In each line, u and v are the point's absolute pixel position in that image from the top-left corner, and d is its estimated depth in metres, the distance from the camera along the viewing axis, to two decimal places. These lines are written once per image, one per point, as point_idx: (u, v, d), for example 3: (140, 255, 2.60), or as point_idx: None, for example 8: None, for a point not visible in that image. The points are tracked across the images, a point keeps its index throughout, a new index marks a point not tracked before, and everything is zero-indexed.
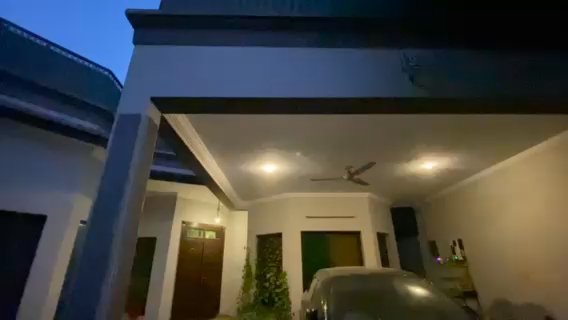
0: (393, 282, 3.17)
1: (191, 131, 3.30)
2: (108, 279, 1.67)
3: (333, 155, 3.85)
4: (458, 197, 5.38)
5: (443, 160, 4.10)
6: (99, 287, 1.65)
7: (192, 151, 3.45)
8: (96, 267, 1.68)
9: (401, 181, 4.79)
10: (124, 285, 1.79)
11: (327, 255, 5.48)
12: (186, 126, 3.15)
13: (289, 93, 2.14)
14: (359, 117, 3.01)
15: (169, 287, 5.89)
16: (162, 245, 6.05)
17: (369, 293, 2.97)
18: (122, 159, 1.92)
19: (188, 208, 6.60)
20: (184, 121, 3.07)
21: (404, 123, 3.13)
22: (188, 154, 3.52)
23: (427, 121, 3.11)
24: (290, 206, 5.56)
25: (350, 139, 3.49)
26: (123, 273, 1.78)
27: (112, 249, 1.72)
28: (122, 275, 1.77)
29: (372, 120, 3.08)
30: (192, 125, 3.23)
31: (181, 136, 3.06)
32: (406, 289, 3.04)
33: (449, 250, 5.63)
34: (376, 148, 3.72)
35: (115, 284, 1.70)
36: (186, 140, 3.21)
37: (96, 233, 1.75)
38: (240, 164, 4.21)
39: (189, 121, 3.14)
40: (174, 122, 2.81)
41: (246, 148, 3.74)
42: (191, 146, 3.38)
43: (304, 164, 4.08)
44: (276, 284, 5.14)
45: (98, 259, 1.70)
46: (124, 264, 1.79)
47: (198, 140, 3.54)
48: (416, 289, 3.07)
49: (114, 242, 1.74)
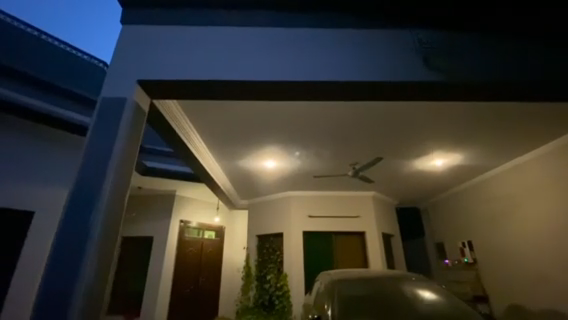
0: (401, 285, 2.96)
1: (187, 123, 3.09)
2: (83, 278, 1.46)
3: (337, 150, 3.64)
4: (466, 196, 5.14)
5: (453, 156, 3.87)
6: (73, 286, 1.44)
7: (187, 143, 3.22)
8: (69, 266, 1.48)
9: (407, 179, 4.58)
10: (103, 289, 1.58)
11: (330, 256, 5.22)
12: (182, 118, 2.95)
13: (290, 76, 1.93)
14: (366, 105, 2.75)
15: (166, 289, 5.69)
16: (159, 245, 5.87)
17: (375, 296, 2.76)
18: (103, 146, 1.72)
19: (187, 206, 6.42)
20: (180, 112, 2.87)
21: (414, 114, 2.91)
22: (184, 148, 3.31)
23: (438, 112, 2.89)
24: (291, 205, 5.35)
25: (356, 132, 3.28)
26: (102, 272, 1.56)
27: (88, 245, 1.51)
28: (100, 279, 1.55)
29: (379, 111, 2.86)
30: (188, 116, 3.02)
31: (176, 128, 2.86)
32: (415, 292, 2.84)
33: (457, 252, 5.36)
34: (383, 143, 3.51)
35: (93, 283, 1.50)
36: (180, 131, 2.97)
37: (70, 228, 1.55)
38: (239, 160, 4.00)
39: (185, 112, 2.93)
40: (168, 113, 2.60)
41: (245, 142, 3.54)
42: (186, 138, 3.15)
43: (306, 159, 3.88)
44: (277, 286, 4.90)
45: (71, 257, 1.49)
46: (103, 266, 1.57)
47: (195, 133, 3.33)
48: (425, 293, 2.85)
49: (90, 238, 1.53)
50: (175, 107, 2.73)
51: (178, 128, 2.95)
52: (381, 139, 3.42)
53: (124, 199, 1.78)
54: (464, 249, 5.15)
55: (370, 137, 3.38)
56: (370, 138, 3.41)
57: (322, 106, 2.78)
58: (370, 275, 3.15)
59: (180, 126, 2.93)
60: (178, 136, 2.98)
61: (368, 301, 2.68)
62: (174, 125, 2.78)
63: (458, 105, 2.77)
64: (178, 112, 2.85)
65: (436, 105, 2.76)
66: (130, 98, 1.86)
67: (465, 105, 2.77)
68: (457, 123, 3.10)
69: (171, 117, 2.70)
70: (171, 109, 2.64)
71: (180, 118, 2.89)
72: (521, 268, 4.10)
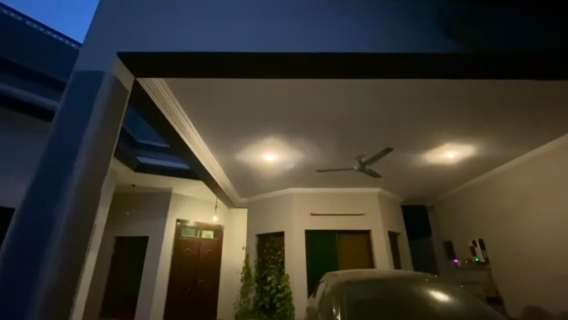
0: (412, 285, 2.71)
1: (180, 112, 2.88)
2: (45, 276, 1.21)
3: (342, 140, 3.38)
4: (476, 192, 4.87)
5: (466, 148, 3.61)
6: (31, 286, 1.20)
7: (178, 131, 2.95)
8: (28, 262, 1.23)
9: (415, 174, 4.34)
10: (73, 289, 1.34)
11: (333, 256, 4.95)
12: (174, 106, 2.74)
13: (292, 48, 1.67)
14: (376, 86, 2.48)
15: (162, 291, 5.42)
16: (154, 246, 5.60)
17: (386, 299, 2.49)
18: (75, 124, 1.48)
19: (183, 205, 6.16)
20: (171, 99, 2.66)
21: (428, 98, 2.66)
22: (176, 138, 3.05)
23: (454, 96, 2.63)
24: (293, 202, 5.10)
25: (363, 120, 3.02)
26: (70, 270, 1.32)
27: (53, 237, 1.27)
28: (68, 278, 1.31)
29: (390, 94, 2.59)
30: (181, 105, 2.81)
31: (164, 113, 2.64)
32: (430, 294, 2.59)
33: (468, 251, 5.09)
34: (392, 132, 3.25)
35: (58, 283, 1.25)
36: (169, 115, 2.71)
37: (32, 218, 1.30)
38: (237, 153, 3.75)
39: (178, 100, 2.72)
40: (155, 96, 2.40)
41: (243, 133, 3.28)
42: (176, 124, 2.88)
43: (309, 152, 3.62)
44: (278, 288, 4.63)
45: (32, 250, 1.25)
46: (71, 264, 1.32)
47: (189, 123, 3.10)
48: (438, 294, 2.60)
49: (56, 228, 1.28)
50: (166, 91, 2.53)
51: (168, 112, 2.69)
52: (390, 127, 3.16)
53: (100, 191, 1.52)
54: (474, 248, 4.87)
55: (379, 125, 3.12)
56: (379, 127, 3.15)
57: (326, 87, 2.51)
58: (380, 276, 2.89)
59: (170, 113, 2.72)
60: (168, 123, 2.75)
61: (379, 305, 2.41)
62: (162, 110, 2.57)
63: (478, 84, 2.48)
64: (170, 99, 2.64)
65: (453, 85, 2.48)
66: (107, 73, 1.61)
67: (485, 85, 2.50)
68: (474, 109, 2.85)
69: (160, 100, 2.50)
70: (159, 92, 2.44)
71: (171, 104, 2.68)
72: (538, 268, 3.84)
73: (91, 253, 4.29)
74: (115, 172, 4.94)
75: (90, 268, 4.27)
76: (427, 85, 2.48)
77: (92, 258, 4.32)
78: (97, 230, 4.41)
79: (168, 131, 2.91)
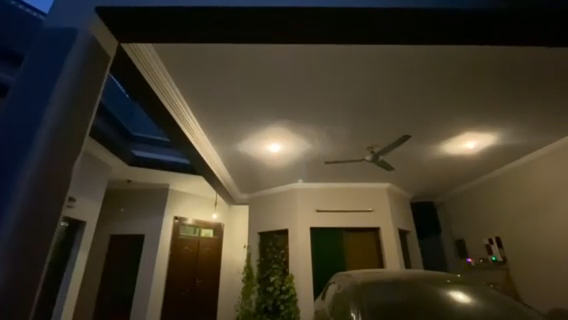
0: (431, 286, 2.42)
1: (176, 95, 2.64)
2: None
3: (353, 127, 3.10)
4: (492, 187, 4.59)
5: (487, 136, 3.32)
6: None
7: (172, 114, 2.70)
8: None
9: (429, 166, 4.05)
10: (30, 291, 1.05)
11: (341, 255, 4.66)
12: (169, 87, 2.51)
13: (303, 3, 1.37)
14: (395, 59, 2.20)
15: (158, 292, 5.12)
16: (150, 244, 5.31)
17: (406, 302, 2.20)
18: (39, 88, 1.20)
19: (181, 202, 5.86)
20: (166, 79, 2.44)
21: (451, 75, 2.39)
22: (170, 122, 2.79)
23: (484, 70, 2.34)
24: (297, 198, 4.82)
25: (378, 102, 2.72)
26: (26, 266, 1.03)
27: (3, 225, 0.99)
28: (24, 277, 1.02)
29: (411, 69, 2.31)
30: (177, 87, 2.58)
31: (156, 91, 2.39)
32: (459, 298, 2.26)
33: (483, 250, 4.80)
34: (409, 117, 2.96)
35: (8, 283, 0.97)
36: (161, 93, 2.45)
37: None
38: (239, 143, 3.46)
39: (174, 80, 2.49)
40: (146, 72, 2.20)
41: (245, 120, 3.00)
42: (171, 106, 2.63)
43: (317, 140, 3.32)
44: (281, 290, 4.37)
45: None
46: (28, 258, 1.04)
47: (186, 109, 2.86)
48: (459, 295, 2.31)
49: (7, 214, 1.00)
50: (159, 69, 2.32)
51: (160, 90, 2.44)
52: (407, 111, 2.88)
53: (68, 176, 1.24)
54: (491, 247, 4.58)
55: (395, 109, 2.83)
56: (395, 110, 2.86)
57: (340, 61, 2.22)
58: (400, 278, 2.56)
59: (164, 94, 2.50)
60: (160, 103, 2.50)
61: (403, 314, 2.09)
62: (154, 89, 2.35)
63: (510, 57, 2.20)
64: (164, 79, 2.42)
65: (482, 58, 2.21)
66: (83, 30, 1.33)
67: (519, 58, 2.22)
68: (501, 88, 2.57)
69: (152, 77, 2.28)
70: (151, 68, 2.23)
71: (165, 85, 2.46)
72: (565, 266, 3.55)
73: (81, 252, 4.01)
74: (109, 166, 4.66)
75: (80, 268, 3.99)
76: (453, 57, 2.20)
77: (84, 257, 4.06)
78: (88, 227, 4.13)
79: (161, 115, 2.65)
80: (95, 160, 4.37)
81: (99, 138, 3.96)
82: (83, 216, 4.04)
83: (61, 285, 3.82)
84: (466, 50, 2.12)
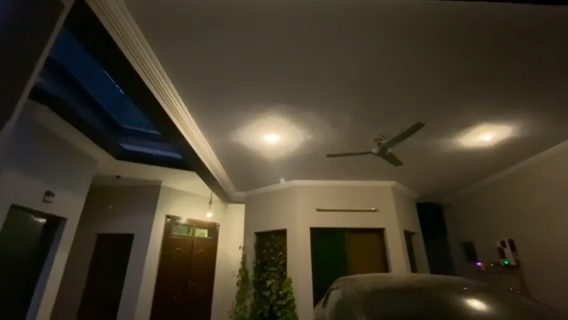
0: (445, 292, 2.12)
1: (162, 77, 2.39)
2: None
3: (358, 113, 2.81)
4: (503, 186, 4.29)
5: (505, 127, 3.03)
6: None
7: (156, 95, 2.43)
8: None
9: (438, 161, 3.76)
10: None
11: (342, 258, 4.34)
12: (152, 66, 2.26)
13: None
14: (407, 26, 1.93)
15: (147, 295, 4.80)
16: (139, 244, 5.00)
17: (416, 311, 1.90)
18: None
19: (173, 200, 5.54)
20: (148, 56, 2.17)
21: (469, 49, 2.12)
22: (153, 104, 2.52)
23: (507, 43, 2.06)
24: (296, 196, 4.53)
25: (387, 82, 2.43)
26: None
27: None
28: None
29: (425, 39, 2.03)
30: (162, 66, 2.31)
31: (136, 66, 2.13)
32: (479, 306, 1.94)
33: (494, 253, 4.49)
34: (420, 101, 2.67)
35: None
36: (141, 69, 2.19)
37: None
38: (232, 133, 3.17)
39: (158, 57, 2.22)
40: (123, 42, 1.95)
41: (238, 105, 2.71)
42: (153, 86, 2.36)
43: (319, 130, 3.03)
44: (278, 294, 4.05)
45: None
46: None
47: (173, 93, 2.60)
48: (475, 302, 1.99)
49: None
50: (141, 43, 2.06)
51: (140, 66, 2.17)
52: (419, 95, 2.59)
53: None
54: (503, 250, 4.22)
55: (405, 91, 2.54)
56: (405, 93, 2.57)
57: (344, 28, 1.94)
58: (409, 285, 2.23)
59: (147, 72, 2.24)
60: (140, 80, 2.25)
61: None
62: (132, 63, 2.09)
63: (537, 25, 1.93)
64: (146, 55, 2.15)
65: (504, 27, 1.94)
66: None
67: (547, 27, 1.94)
68: (525, 66, 2.28)
69: (129, 48, 2.01)
70: (127, 37, 1.96)
71: (147, 62, 2.20)
72: None
73: (61, 250, 3.72)
74: (95, 160, 4.36)
75: (59, 268, 3.70)
76: (474, 25, 1.92)
77: (64, 255, 3.76)
78: (69, 224, 3.84)
79: (143, 94, 2.40)
80: (79, 152, 4.08)
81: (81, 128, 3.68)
82: (63, 211, 3.75)
83: (37, 285, 3.54)
84: (488, 14, 1.84)
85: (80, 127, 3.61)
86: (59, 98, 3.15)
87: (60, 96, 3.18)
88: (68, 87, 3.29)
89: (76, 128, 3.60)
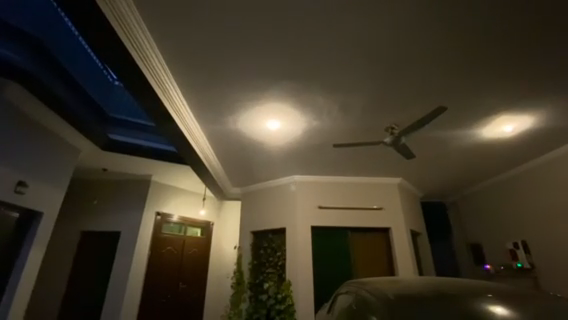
0: (466, 292, 1.76)
1: (160, 65, 2.19)
2: None
3: (370, 99, 2.54)
4: (516, 184, 4.06)
5: (528, 117, 2.79)
6: None
7: (149, 79, 2.16)
8: None
9: (450, 156, 3.52)
10: None
11: (345, 259, 4.04)
12: (148, 48, 2.01)
13: None
14: None
15: (134, 298, 4.44)
16: (126, 243, 4.64)
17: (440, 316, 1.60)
18: None
19: (164, 196, 5.20)
20: (146, 41, 1.96)
21: (500, 23, 1.87)
22: (144, 87, 2.24)
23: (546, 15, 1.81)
24: (296, 193, 4.24)
25: (406, 62, 2.17)
26: None
27: None
28: None
29: (454, 9, 1.76)
30: (161, 54, 2.12)
31: (128, 45, 1.86)
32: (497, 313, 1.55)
33: (504, 255, 4.25)
34: (439, 86, 2.41)
35: None
36: (134, 50, 1.92)
37: None
38: (229, 119, 2.86)
39: (156, 43, 2.01)
40: (117, 21, 1.72)
41: (237, 86, 2.41)
42: (147, 68, 2.10)
43: (325, 117, 2.76)
44: (277, 298, 3.70)
45: None
46: None
47: (172, 85, 2.40)
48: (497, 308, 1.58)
49: None
50: (136, 23, 1.83)
51: (133, 46, 1.91)
52: (438, 78, 2.33)
53: None
54: (515, 251, 3.98)
55: (424, 74, 2.29)
56: (423, 76, 2.31)
57: None
58: (440, 286, 1.84)
59: (143, 58, 2.03)
60: (133, 62, 1.98)
61: None
62: (128, 47, 1.87)
63: None
64: (145, 41, 1.96)
65: None
66: None
67: None
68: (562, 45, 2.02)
69: (120, 23, 1.74)
70: (119, 11, 1.69)
71: (145, 47, 1.99)
72: None
73: (36, 249, 3.40)
74: (78, 150, 4.03)
75: (33, 267, 3.37)
76: None
77: (40, 252, 3.45)
78: (46, 218, 3.52)
79: (133, 76, 2.12)
80: (59, 140, 3.76)
81: (64, 117, 3.39)
82: (38, 205, 3.41)
83: (8, 285, 3.22)
84: None
85: (58, 111, 3.30)
86: (33, 75, 2.84)
87: (34, 72, 2.85)
88: (44, 62, 2.94)
89: (54, 111, 3.29)
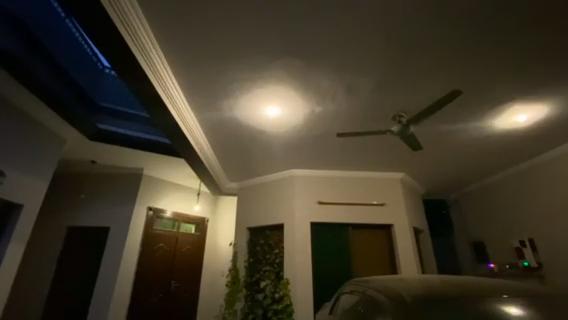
0: (485, 288, 1.60)
1: (154, 51, 2.08)
2: None
3: (377, 83, 2.37)
4: (523, 180, 3.93)
5: (543, 106, 2.63)
6: None
7: (138, 58, 1.99)
8: None
9: (457, 149, 3.36)
10: None
11: (346, 257, 3.86)
12: (136, 23, 1.85)
13: None
14: None
15: (123, 297, 4.22)
16: (116, 238, 4.43)
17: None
18: None
19: (157, 190, 4.98)
20: (134, 15, 1.80)
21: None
22: (132, 66, 2.05)
23: None
24: (294, 187, 4.06)
25: (418, 42, 2.00)
26: None
27: None
28: None
29: None
30: (150, 31, 1.95)
31: (114, 19, 1.70)
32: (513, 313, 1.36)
33: (510, 254, 4.10)
34: (453, 70, 2.24)
35: None
36: (121, 24, 1.76)
37: None
38: (225, 105, 2.66)
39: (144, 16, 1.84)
40: None
41: (233, 66, 2.21)
42: (135, 46, 1.93)
43: (327, 102, 2.58)
44: (274, 298, 3.54)
45: None
46: None
47: (166, 73, 2.30)
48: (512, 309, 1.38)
49: None
50: None
51: (120, 20, 1.74)
52: (452, 61, 2.16)
53: None
54: (521, 250, 3.84)
55: (437, 57, 2.11)
56: (436, 59, 2.14)
57: None
58: (458, 285, 1.63)
59: (132, 35, 1.86)
60: (120, 38, 1.80)
61: None
62: (114, 21, 1.70)
63: None
64: (133, 15, 1.79)
65: None
66: None
67: None
68: None
69: None
70: None
71: (133, 22, 1.82)
72: None
73: (17, 243, 3.20)
74: (64, 138, 3.81)
75: (13, 263, 3.18)
76: None
77: (19, 247, 3.24)
78: (27, 210, 3.30)
79: (118, 51, 1.92)
80: (43, 128, 3.53)
81: (53, 108, 3.18)
82: (18, 197, 3.19)
83: None
84: None
85: (50, 104, 3.15)
86: (21, 61, 2.63)
87: (24, 61, 2.68)
88: (32, 49, 2.76)
89: (45, 102, 3.10)
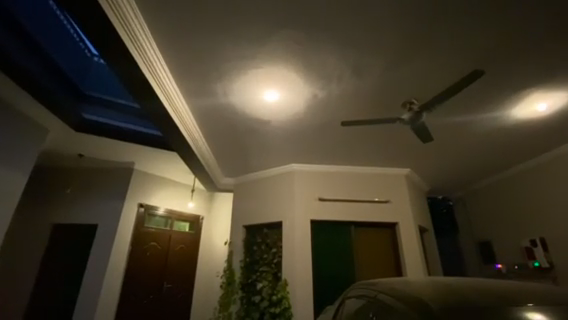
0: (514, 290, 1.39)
1: (140, 30, 1.86)
2: None
3: (388, 66, 2.15)
4: (534, 177, 3.75)
5: (563, 95, 2.44)
6: None
7: (122, 37, 1.77)
8: None
9: (468, 142, 3.16)
10: None
11: (348, 257, 3.64)
12: None
13: None
14: None
15: (110, 298, 3.98)
16: (104, 236, 4.19)
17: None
18: None
19: (149, 186, 4.74)
20: None
21: None
22: (116, 46, 1.82)
23: None
24: (294, 183, 3.84)
25: (437, 18, 1.79)
26: None
27: None
28: None
29: None
30: (136, 6, 1.73)
31: None
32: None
33: (518, 254, 3.92)
34: (471, 52, 2.03)
35: None
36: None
37: None
38: (219, 89, 2.43)
39: None
40: None
41: (228, 45, 1.99)
42: (119, 24, 1.71)
43: (331, 88, 2.37)
44: (271, 300, 3.30)
45: None
46: None
47: (155, 56, 2.07)
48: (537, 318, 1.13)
49: None
50: None
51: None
52: (472, 41, 1.95)
53: None
54: (532, 249, 3.67)
55: (455, 36, 1.91)
56: (454, 39, 1.93)
57: None
58: (481, 287, 1.41)
59: (114, 10, 1.64)
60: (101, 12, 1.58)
61: None
62: None
63: None
64: None
65: None
66: None
67: None
68: None
69: None
70: None
71: None
72: None
73: None
74: (47, 130, 3.57)
75: None
76: None
77: None
78: (3, 206, 3.08)
79: (98, 26, 1.69)
80: (25, 118, 3.29)
81: (38, 98, 2.98)
82: None
83: None
84: None
85: (36, 95, 2.95)
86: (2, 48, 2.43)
87: (8, 49, 2.48)
88: (13, 34, 2.53)
89: (29, 93, 2.90)
